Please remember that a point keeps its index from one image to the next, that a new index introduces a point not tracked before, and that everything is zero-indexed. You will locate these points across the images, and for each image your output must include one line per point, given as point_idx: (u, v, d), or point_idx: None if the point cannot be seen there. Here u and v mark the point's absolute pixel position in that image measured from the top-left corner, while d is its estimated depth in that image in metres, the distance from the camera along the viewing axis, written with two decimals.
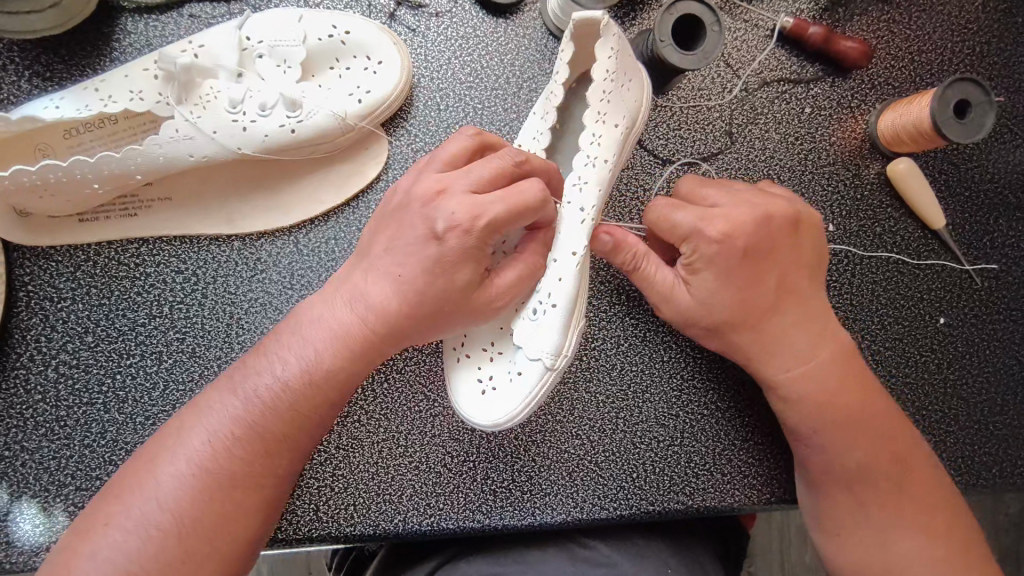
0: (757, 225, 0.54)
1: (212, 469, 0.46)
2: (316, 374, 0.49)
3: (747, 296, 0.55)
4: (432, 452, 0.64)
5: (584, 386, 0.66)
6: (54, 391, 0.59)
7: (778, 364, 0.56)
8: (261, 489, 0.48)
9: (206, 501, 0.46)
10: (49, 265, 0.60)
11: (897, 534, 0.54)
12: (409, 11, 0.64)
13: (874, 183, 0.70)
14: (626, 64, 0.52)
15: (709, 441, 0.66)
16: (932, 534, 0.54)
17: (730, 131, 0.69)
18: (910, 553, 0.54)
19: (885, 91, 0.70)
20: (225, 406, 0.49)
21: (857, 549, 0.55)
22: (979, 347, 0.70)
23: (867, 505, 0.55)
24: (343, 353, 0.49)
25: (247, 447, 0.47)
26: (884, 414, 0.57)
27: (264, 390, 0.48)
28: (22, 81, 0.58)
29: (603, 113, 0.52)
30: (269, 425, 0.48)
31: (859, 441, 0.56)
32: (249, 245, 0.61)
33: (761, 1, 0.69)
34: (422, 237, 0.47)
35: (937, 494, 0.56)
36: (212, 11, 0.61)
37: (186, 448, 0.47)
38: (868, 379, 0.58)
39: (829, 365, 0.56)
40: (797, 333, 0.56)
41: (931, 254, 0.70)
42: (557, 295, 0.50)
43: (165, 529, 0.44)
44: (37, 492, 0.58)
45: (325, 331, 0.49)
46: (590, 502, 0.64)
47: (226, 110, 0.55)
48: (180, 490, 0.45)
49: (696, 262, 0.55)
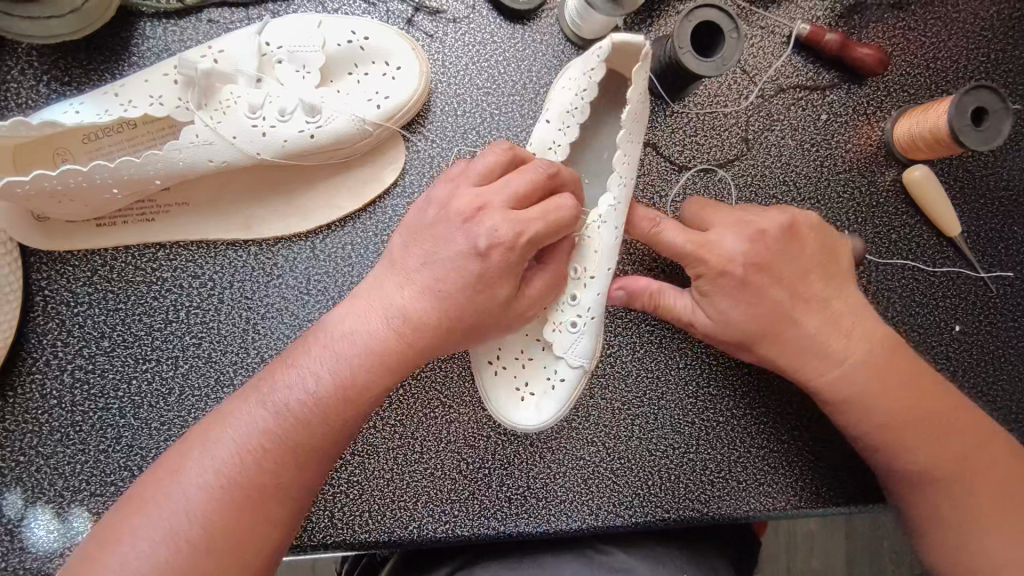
0: (754, 242, 0.55)
1: (243, 479, 0.44)
2: (349, 384, 0.47)
3: (766, 312, 0.55)
4: (448, 459, 0.63)
5: (600, 392, 0.66)
6: (70, 395, 0.59)
7: (813, 377, 0.55)
8: (295, 500, 0.46)
9: (238, 512, 0.43)
10: (66, 269, 0.60)
11: (975, 533, 0.52)
12: (427, 17, 0.64)
13: (890, 189, 0.70)
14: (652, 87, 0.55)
15: (724, 448, 0.66)
16: (1013, 529, 0.52)
17: (746, 137, 0.69)
18: (993, 553, 0.51)
19: (900, 98, 0.70)
20: (253, 415, 0.46)
21: (936, 548, 0.54)
22: (994, 355, 0.70)
23: (935, 507, 0.54)
24: (375, 363, 0.47)
25: (276, 456, 0.45)
26: (930, 413, 0.54)
27: (297, 398, 0.46)
28: (41, 85, 0.58)
29: (631, 134, 0.55)
30: (300, 434, 0.46)
31: (909, 448, 0.54)
32: (265, 250, 0.61)
33: (777, 8, 0.69)
34: (462, 251, 0.48)
35: (1011, 487, 0.53)
36: (231, 17, 0.61)
37: (214, 458, 0.44)
38: (913, 376, 0.55)
39: (868, 370, 0.54)
40: (831, 340, 0.55)
41: (946, 261, 0.70)
42: (595, 308, 0.56)
43: (194, 543, 0.42)
44: (52, 498, 0.58)
45: (358, 339, 0.48)
46: (606, 509, 0.64)
47: (246, 116, 0.55)
48: (209, 500, 0.43)
49: (706, 281, 0.55)
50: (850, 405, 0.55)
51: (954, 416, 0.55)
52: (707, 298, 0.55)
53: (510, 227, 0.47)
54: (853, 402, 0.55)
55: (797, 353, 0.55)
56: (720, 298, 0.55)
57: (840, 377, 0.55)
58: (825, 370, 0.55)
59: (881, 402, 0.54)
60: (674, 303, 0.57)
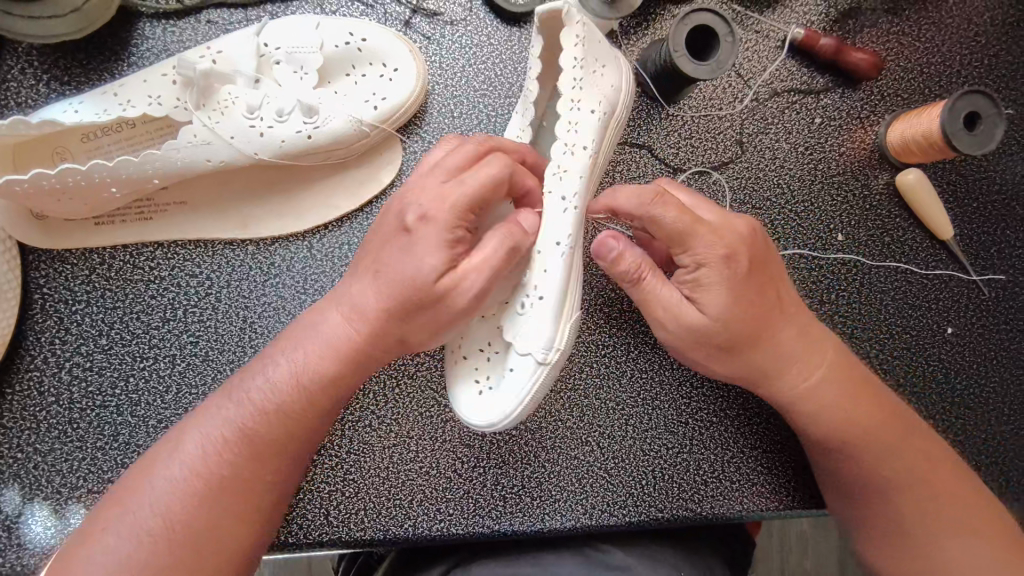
0: (750, 236, 0.52)
1: (204, 476, 0.48)
2: (307, 380, 0.50)
3: (755, 310, 0.52)
4: (443, 458, 0.64)
5: (595, 393, 0.66)
6: (68, 393, 0.59)
7: (788, 384, 0.55)
8: (254, 495, 0.49)
9: (199, 506, 0.47)
10: (65, 268, 0.60)
11: (934, 533, 0.54)
12: (424, 19, 0.64)
13: (883, 192, 0.71)
14: (593, 52, 0.54)
15: (718, 448, 0.66)
16: (970, 527, 0.54)
17: (741, 140, 0.69)
18: (951, 553, 0.53)
19: (894, 102, 0.71)
20: (218, 412, 0.50)
21: (892, 551, 0.55)
22: (986, 357, 0.71)
23: (897, 511, 0.55)
24: (333, 359, 0.50)
25: (236, 451, 0.48)
26: (891, 419, 0.56)
27: (259, 397, 0.50)
28: (40, 85, 0.59)
29: (576, 97, 0.53)
30: (259, 429, 0.49)
31: (878, 452, 0.55)
32: (263, 250, 0.61)
33: (772, 12, 0.70)
34: (393, 230, 0.49)
35: (964, 490, 0.55)
36: (229, 18, 0.62)
37: (180, 457, 0.48)
38: (871, 388, 0.57)
39: (835, 376, 0.56)
40: (803, 349, 0.55)
41: (939, 263, 0.71)
42: (545, 287, 0.51)
43: (155, 534, 0.46)
44: (49, 495, 0.58)
45: (317, 340, 0.50)
46: (599, 508, 0.64)
47: (244, 116, 0.55)
48: (171, 495, 0.47)
49: (695, 274, 0.52)
50: (821, 414, 0.56)
51: (910, 423, 0.57)
52: (699, 290, 0.52)
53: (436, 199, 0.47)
54: (829, 411, 0.55)
55: (776, 358, 0.55)
56: (710, 290, 0.51)
57: (813, 385, 0.55)
58: (805, 375, 0.55)
59: (853, 412, 0.55)
60: (658, 290, 0.53)
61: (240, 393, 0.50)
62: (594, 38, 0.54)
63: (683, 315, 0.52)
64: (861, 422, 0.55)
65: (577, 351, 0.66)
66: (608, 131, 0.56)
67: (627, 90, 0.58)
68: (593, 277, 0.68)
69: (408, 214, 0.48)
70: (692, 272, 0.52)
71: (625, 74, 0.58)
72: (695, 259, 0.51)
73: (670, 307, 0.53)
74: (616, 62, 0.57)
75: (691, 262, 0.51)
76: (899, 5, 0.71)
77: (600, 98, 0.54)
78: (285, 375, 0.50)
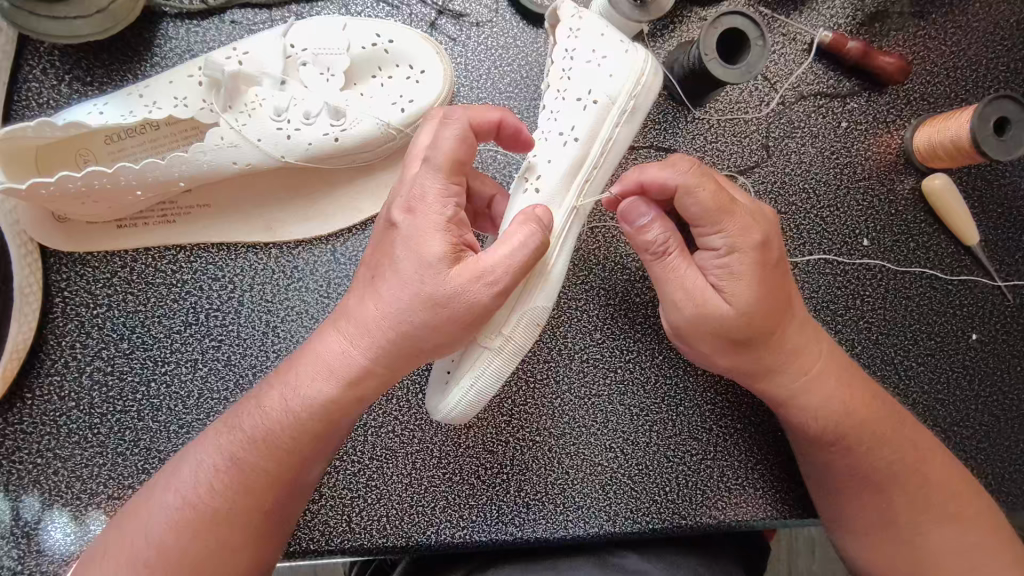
0: (773, 225, 0.52)
1: (198, 506, 0.47)
2: (304, 408, 0.48)
3: (771, 303, 0.51)
4: (466, 464, 0.63)
5: (619, 399, 0.65)
6: (88, 398, 0.59)
7: (788, 376, 0.55)
8: (248, 525, 0.47)
9: (191, 537, 0.46)
10: (86, 271, 0.59)
11: (927, 529, 0.54)
12: (450, 20, 0.63)
13: (908, 198, 0.70)
14: (593, 41, 0.54)
15: (742, 455, 0.66)
16: (963, 523, 0.54)
17: (767, 144, 0.68)
18: (939, 546, 0.53)
19: (920, 106, 0.70)
20: (215, 440, 0.49)
21: (885, 550, 0.54)
22: (1010, 364, 0.70)
23: (892, 509, 0.54)
24: (334, 387, 0.48)
25: (231, 481, 0.47)
26: (886, 413, 0.56)
27: (253, 425, 0.48)
28: (62, 85, 0.58)
29: (562, 89, 0.54)
30: (254, 459, 0.48)
31: (875, 445, 0.54)
32: (286, 253, 0.61)
33: (798, 15, 0.69)
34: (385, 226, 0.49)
35: (955, 486, 0.55)
36: (254, 18, 0.61)
37: (176, 488, 0.48)
38: (865, 384, 0.57)
39: (830, 371, 0.55)
40: (803, 342, 0.55)
41: (964, 269, 0.70)
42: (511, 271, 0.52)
43: (150, 565, 0.45)
44: (69, 501, 0.57)
45: (315, 364, 0.48)
46: (622, 515, 0.64)
47: (271, 118, 0.55)
48: (167, 526, 0.47)
49: (724, 258, 0.50)
50: (820, 405, 0.55)
51: (906, 420, 0.57)
52: (727, 276, 0.50)
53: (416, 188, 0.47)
54: (824, 403, 0.55)
55: (779, 348, 0.53)
56: (736, 280, 0.50)
57: (810, 376, 0.55)
58: (803, 367, 0.55)
59: (848, 405, 0.55)
60: (683, 269, 0.51)
61: (235, 421, 0.49)
62: (601, 27, 0.54)
63: (712, 305, 0.51)
64: (857, 415, 0.55)
65: (601, 356, 0.66)
66: (605, 121, 0.53)
67: (637, 76, 0.53)
68: (618, 282, 0.67)
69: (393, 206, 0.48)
70: (722, 256, 0.50)
71: (637, 60, 0.54)
72: (727, 241, 0.50)
73: (693, 290, 0.51)
74: (617, 46, 0.54)
75: (723, 244, 0.50)
76: (926, 9, 0.70)
77: (589, 85, 0.53)
78: (276, 399, 0.49)
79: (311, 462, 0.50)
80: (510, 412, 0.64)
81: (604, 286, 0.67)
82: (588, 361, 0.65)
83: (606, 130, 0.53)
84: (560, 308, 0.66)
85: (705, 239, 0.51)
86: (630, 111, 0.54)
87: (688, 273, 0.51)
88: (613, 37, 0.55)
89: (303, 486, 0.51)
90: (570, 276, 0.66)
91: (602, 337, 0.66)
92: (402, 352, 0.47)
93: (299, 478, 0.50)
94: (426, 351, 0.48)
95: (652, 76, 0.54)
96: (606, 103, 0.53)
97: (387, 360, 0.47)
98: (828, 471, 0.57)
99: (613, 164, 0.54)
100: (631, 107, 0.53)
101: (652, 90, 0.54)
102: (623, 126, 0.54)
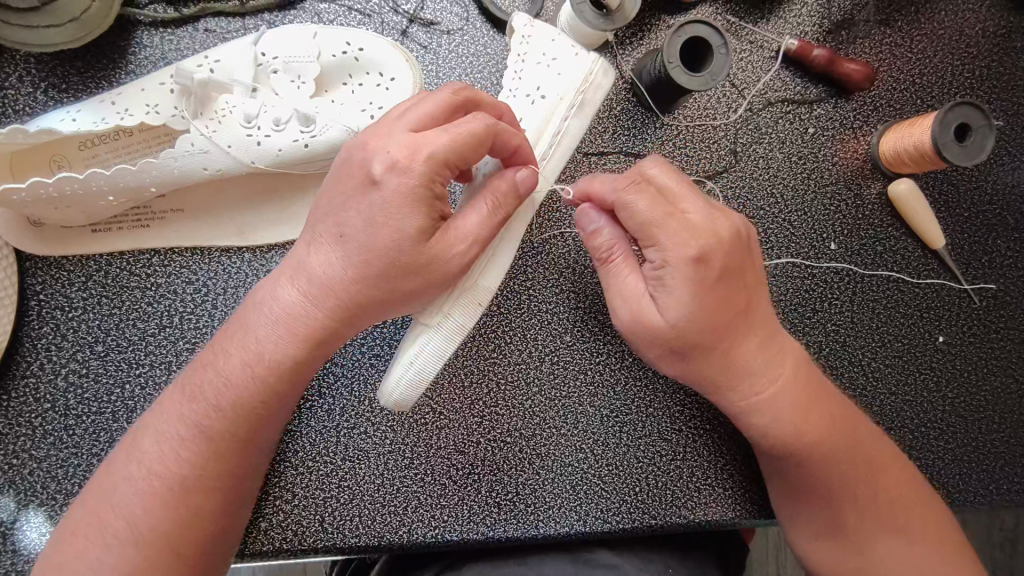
0: (726, 232, 0.52)
1: (166, 477, 0.49)
2: (262, 370, 0.50)
3: (716, 319, 0.52)
4: (437, 464, 0.64)
5: (589, 400, 0.66)
6: (63, 399, 0.59)
7: (738, 391, 0.55)
8: (218, 490, 0.50)
9: (163, 508, 0.48)
10: (61, 274, 0.60)
11: (875, 538, 0.55)
12: (421, 28, 0.65)
13: (875, 203, 0.71)
14: (539, 45, 0.58)
15: (711, 455, 0.67)
16: (910, 533, 0.55)
17: (735, 150, 0.70)
18: (886, 556, 0.55)
19: (886, 112, 0.72)
20: (178, 411, 0.51)
21: (834, 555, 0.56)
22: (977, 365, 0.71)
23: (846, 518, 0.56)
24: (291, 346, 0.51)
25: (196, 450, 0.50)
26: (844, 426, 0.56)
27: (214, 390, 0.51)
28: (38, 92, 0.59)
29: (514, 89, 0.58)
30: (218, 426, 0.50)
31: (833, 456, 0.55)
32: (259, 256, 0.62)
33: (766, 22, 0.71)
34: (361, 183, 0.48)
35: (907, 497, 0.57)
36: (227, 26, 0.62)
37: (142, 460, 0.50)
38: (826, 393, 0.57)
39: (786, 390, 0.55)
40: (755, 357, 0.54)
41: (930, 273, 0.71)
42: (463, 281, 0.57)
43: (125, 538, 0.48)
44: (44, 501, 0.58)
45: (275, 323, 0.51)
46: (593, 515, 0.65)
47: (241, 125, 0.56)
48: (137, 499, 0.49)
49: (660, 269, 0.52)
50: (770, 421, 0.55)
51: (863, 427, 0.57)
52: (662, 286, 0.52)
53: (413, 149, 0.47)
54: (783, 412, 0.55)
55: (736, 359, 0.54)
56: (681, 289, 0.51)
57: (772, 387, 0.55)
58: (765, 376, 0.55)
59: (801, 422, 0.55)
60: (625, 274, 0.54)
61: (196, 391, 0.51)
62: (543, 33, 0.59)
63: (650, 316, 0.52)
64: (815, 426, 0.55)
65: (571, 358, 0.67)
66: (554, 115, 0.57)
67: (586, 74, 0.58)
68: (588, 285, 0.68)
69: (376, 163, 0.47)
70: (658, 267, 0.52)
71: (586, 60, 0.58)
72: (662, 253, 0.51)
73: (628, 297, 0.54)
74: (567, 50, 0.58)
75: (659, 257, 0.51)
76: (892, 16, 0.72)
77: (539, 83, 0.57)
78: (236, 360, 0.51)
79: (269, 422, 0.52)
80: (482, 413, 0.65)
81: (575, 288, 0.68)
82: (559, 363, 0.66)
83: (555, 122, 0.57)
84: (531, 311, 0.67)
85: (647, 249, 0.52)
86: (579, 104, 0.57)
87: (632, 281, 0.54)
88: (566, 41, 0.58)
89: (263, 454, 0.54)
90: (541, 279, 0.67)
91: (572, 339, 0.67)
92: (354, 310, 0.50)
93: (260, 442, 0.53)
94: (379, 307, 0.50)
95: (603, 74, 0.58)
96: (555, 99, 0.57)
97: (340, 322, 0.50)
98: (790, 479, 0.57)
99: (563, 154, 0.58)
100: (580, 101, 0.57)
101: (603, 87, 0.58)
102: (574, 119, 0.58)
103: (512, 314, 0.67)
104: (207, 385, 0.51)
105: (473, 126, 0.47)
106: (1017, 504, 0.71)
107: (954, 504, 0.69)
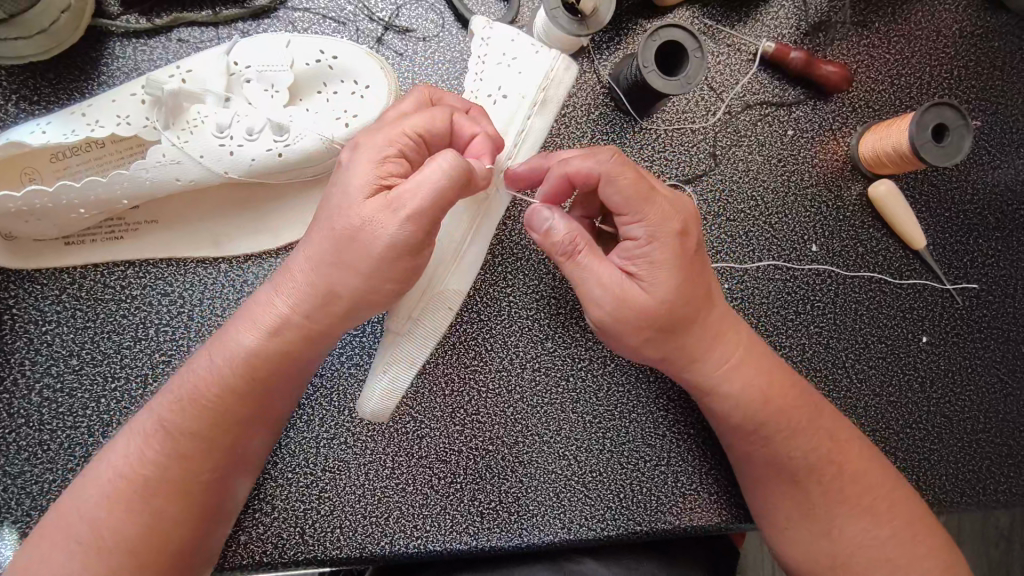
0: (685, 208, 0.53)
1: (136, 480, 0.49)
2: (236, 370, 0.50)
3: (685, 299, 0.52)
4: (419, 474, 0.63)
5: (572, 407, 0.66)
6: (38, 414, 0.59)
7: (709, 365, 0.55)
8: (188, 496, 0.50)
9: (132, 511, 0.48)
10: (35, 288, 0.60)
11: (843, 522, 0.55)
12: (397, 35, 0.64)
13: (856, 204, 0.71)
14: (500, 46, 0.59)
15: (696, 460, 0.66)
16: (877, 518, 0.55)
17: (714, 153, 0.69)
18: (852, 536, 0.55)
19: (865, 113, 0.72)
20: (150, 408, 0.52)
21: (806, 545, 0.56)
22: (960, 365, 0.71)
23: (811, 498, 0.56)
24: (264, 343, 0.51)
25: (164, 454, 0.50)
26: (804, 410, 0.56)
27: (188, 391, 0.51)
28: (9, 105, 0.59)
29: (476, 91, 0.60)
30: (179, 420, 0.50)
31: (797, 437, 0.56)
32: (236, 267, 0.61)
33: (743, 25, 0.71)
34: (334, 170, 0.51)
35: (880, 485, 0.57)
36: (200, 36, 0.62)
37: (110, 462, 0.50)
38: (788, 375, 0.58)
39: (758, 368, 0.56)
40: (726, 339, 0.56)
41: (913, 272, 0.71)
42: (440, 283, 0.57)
43: (88, 543, 0.48)
44: (19, 518, 0.57)
45: (246, 317, 0.52)
46: (577, 522, 0.64)
47: (214, 135, 0.56)
48: (103, 502, 0.49)
49: (645, 247, 0.51)
50: (739, 395, 0.56)
51: (822, 407, 0.58)
52: (646, 265, 0.51)
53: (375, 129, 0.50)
54: (743, 392, 0.56)
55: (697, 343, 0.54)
56: (651, 267, 0.51)
57: (732, 368, 0.56)
58: (724, 356, 0.56)
59: (767, 391, 0.56)
60: (596, 266, 0.51)
61: (169, 384, 0.53)
62: (501, 33, 0.59)
63: (631, 297, 0.51)
64: (776, 406, 0.56)
65: (552, 364, 0.66)
66: (517, 114, 0.59)
67: (547, 71, 0.59)
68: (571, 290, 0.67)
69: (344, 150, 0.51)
70: (642, 245, 0.51)
71: (547, 58, 0.58)
72: (646, 229, 0.51)
73: (604, 282, 0.51)
74: (527, 49, 0.58)
75: (644, 233, 0.51)
76: (869, 18, 0.72)
77: (499, 84, 0.59)
78: (210, 378, 0.51)
79: (257, 431, 0.53)
80: (463, 421, 0.64)
81: (558, 295, 0.67)
82: (540, 370, 0.66)
83: (520, 123, 0.59)
84: (511, 318, 0.66)
85: (627, 228, 0.52)
86: (541, 102, 0.59)
87: (604, 271, 0.51)
88: (525, 38, 0.59)
89: (243, 456, 0.53)
90: (522, 285, 0.67)
91: (554, 345, 0.66)
92: (320, 308, 0.50)
93: (239, 453, 0.53)
94: (349, 314, 0.51)
95: (564, 70, 0.59)
96: (517, 99, 0.59)
97: (307, 319, 0.50)
98: (750, 460, 0.57)
99: (530, 151, 0.60)
100: (541, 99, 0.59)
101: (565, 83, 0.59)
102: (536, 117, 0.59)
103: (493, 321, 0.66)
104: (178, 381, 0.52)
105: (439, 121, 0.51)
106: (1004, 505, 0.70)
107: (942, 506, 0.69)
